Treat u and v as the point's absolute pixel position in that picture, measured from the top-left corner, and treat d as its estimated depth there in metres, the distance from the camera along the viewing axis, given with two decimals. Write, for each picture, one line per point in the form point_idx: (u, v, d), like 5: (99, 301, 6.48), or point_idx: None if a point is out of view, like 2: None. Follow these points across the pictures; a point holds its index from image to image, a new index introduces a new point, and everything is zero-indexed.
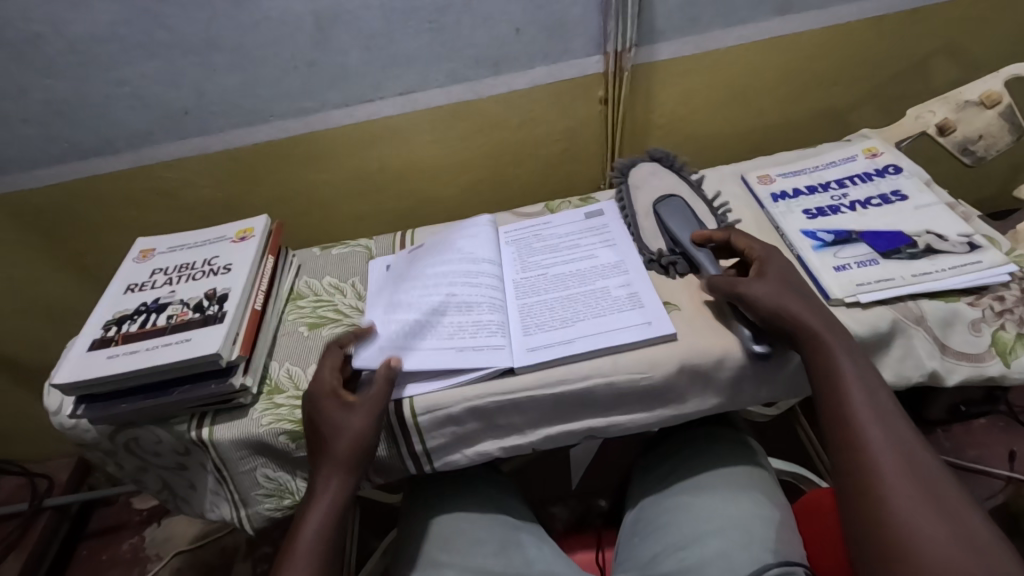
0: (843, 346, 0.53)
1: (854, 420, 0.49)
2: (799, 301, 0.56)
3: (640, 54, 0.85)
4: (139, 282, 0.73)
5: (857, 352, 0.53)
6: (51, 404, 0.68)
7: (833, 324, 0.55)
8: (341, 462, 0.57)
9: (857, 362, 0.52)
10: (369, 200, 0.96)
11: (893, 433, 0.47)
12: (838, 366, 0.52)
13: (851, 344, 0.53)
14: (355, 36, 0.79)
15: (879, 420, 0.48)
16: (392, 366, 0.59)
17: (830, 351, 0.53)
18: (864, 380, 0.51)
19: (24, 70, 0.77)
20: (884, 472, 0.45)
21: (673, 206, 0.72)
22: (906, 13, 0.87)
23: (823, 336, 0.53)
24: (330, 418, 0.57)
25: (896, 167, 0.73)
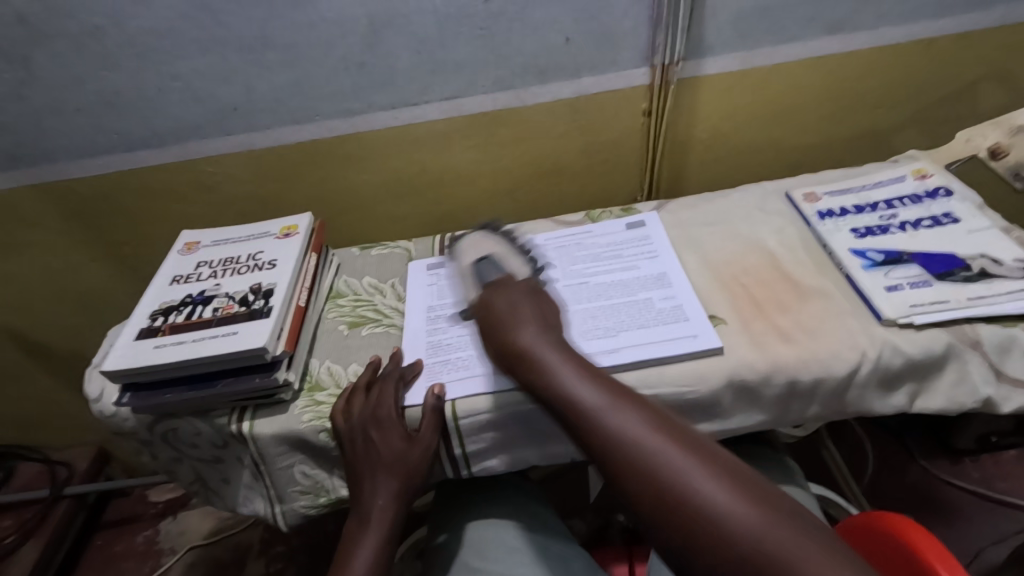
0: (573, 357, 0.52)
1: (603, 423, 0.45)
2: (524, 323, 0.56)
3: (687, 68, 0.86)
4: (184, 274, 0.74)
5: (579, 362, 0.52)
6: (91, 392, 0.68)
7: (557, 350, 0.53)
8: (393, 490, 0.59)
9: (572, 369, 0.50)
10: (406, 203, 0.97)
11: (644, 419, 0.44)
12: (569, 379, 0.49)
13: (567, 353, 0.53)
14: (406, 39, 0.80)
15: (625, 412, 0.45)
16: (439, 394, 0.61)
17: (558, 366, 0.51)
18: (608, 386, 0.48)
19: (82, 61, 0.78)
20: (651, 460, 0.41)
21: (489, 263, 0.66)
22: (955, 38, 0.87)
23: (553, 359, 0.52)
24: (389, 449, 0.59)
25: (946, 190, 0.73)
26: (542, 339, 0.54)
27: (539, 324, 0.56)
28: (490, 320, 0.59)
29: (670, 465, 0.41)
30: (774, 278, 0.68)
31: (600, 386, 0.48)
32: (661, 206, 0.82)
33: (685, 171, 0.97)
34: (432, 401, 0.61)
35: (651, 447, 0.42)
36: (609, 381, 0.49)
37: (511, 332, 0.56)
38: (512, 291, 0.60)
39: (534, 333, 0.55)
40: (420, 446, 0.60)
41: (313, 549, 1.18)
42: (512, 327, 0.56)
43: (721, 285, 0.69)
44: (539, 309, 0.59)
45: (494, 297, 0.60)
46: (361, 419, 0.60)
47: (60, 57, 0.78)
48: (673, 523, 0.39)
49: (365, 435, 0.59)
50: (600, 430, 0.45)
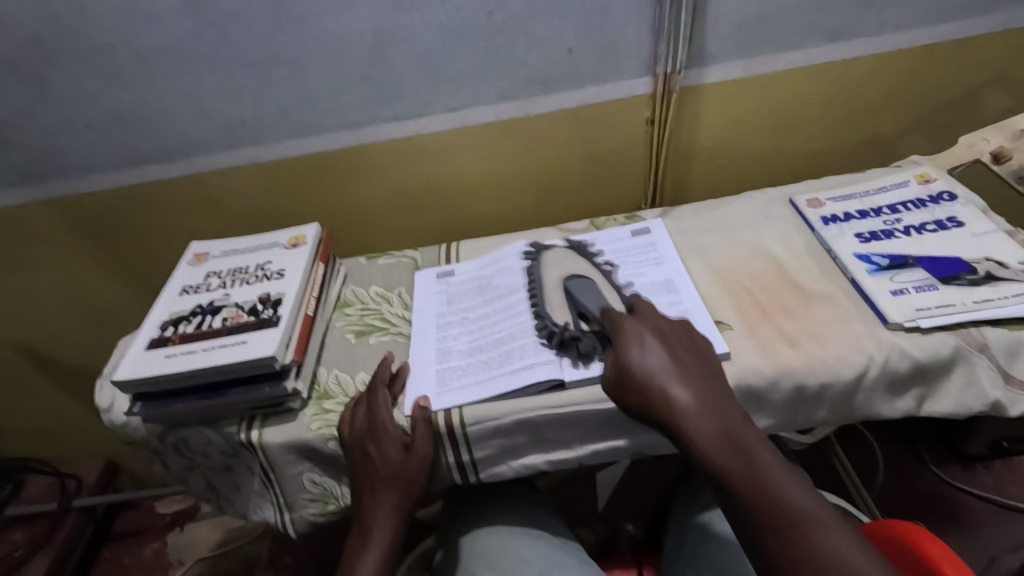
0: (718, 413, 0.49)
1: (767, 492, 0.45)
2: (673, 372, 0.52)
3: (689, 76, 0.86)
4: (193, 284, 0.75)
5: (722, 412, 0.50)
6: (101, 402, 0.69)
7: (724, 401, 0.51)
8: (393, 502, 0.60)
9: (735, 429, 0.48)
10: (413, 213, 0.98)
11: (800, 499, 0.44)
12: (715, 437, 0.48)
13: (712, 401, 0.51)
14: (412, 52, 0.81)
15: (788, 483, 0.45)
16: (425, 407, 0.62)
17: (697, 424, 0.49)
18: (754, 453, 0.47)
19: (93, 77, 0.80)
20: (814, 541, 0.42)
21: (580, 284, 0.68)
22: (956, 44, 0.87)
23: (692, 414, 0.49)
24: (388, 462, 0.59)
25: (950, 195, 0.73)
26: (689, 391, 0.51)
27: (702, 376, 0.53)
28: (622, 366, 0.54)
29: (833, 549, 0.41)
30: (779, 283, 0.68)
31: (744, 455, 0.47)
32: (665, 213, 0.83)
33: (688, 179, 0.97)
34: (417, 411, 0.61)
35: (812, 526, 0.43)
36: (752, 439, 0.48)
37: (664, 385, 0.51)
38: (656, 326, 0.57)
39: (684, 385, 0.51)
40: (418, 457, 0.60)
41: (322, 559, 1.18)
42: (664, 375, 0.52)
43: (727, 290, 0.69)
44: (696, 350, 0.56)
45: (630, 344, 0.55)
46: (358, 434, 0.60)
47: (73, 75, 0.80)
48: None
49: (363, 450, 0.60)
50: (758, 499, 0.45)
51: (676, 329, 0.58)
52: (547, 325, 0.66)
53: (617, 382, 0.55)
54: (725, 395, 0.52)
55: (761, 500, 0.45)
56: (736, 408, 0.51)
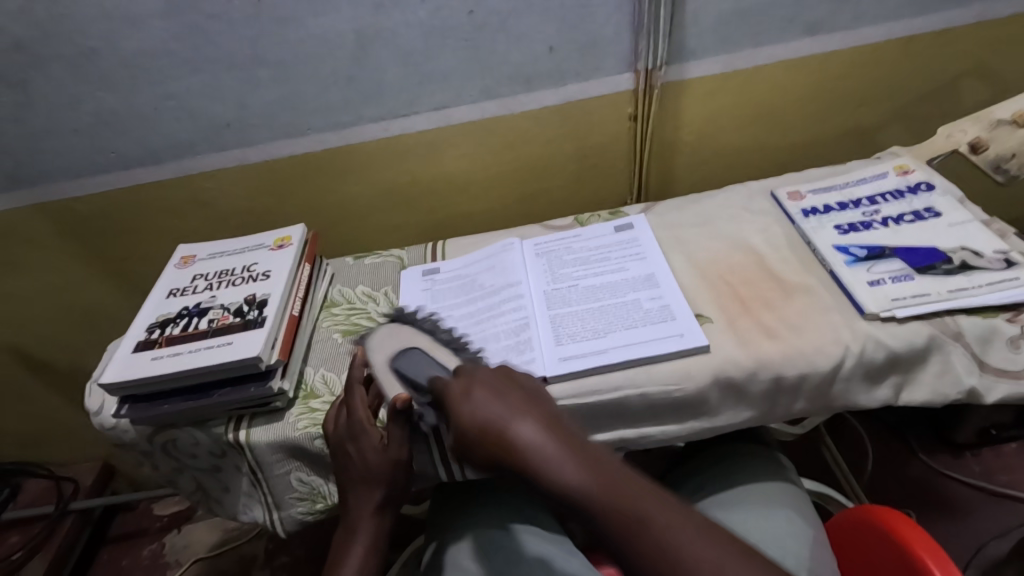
0: (578, 448, 0.41)
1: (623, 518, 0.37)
2: (523, 413, 0.43)
3: (670, 72, 0.87)
4: (180, 287, 0.76)
5: (572, 445, 0.41)
6: (91, 405, 0.69)
7: (563, 428, 0.43)
8: (374, 501, 0.60)
9: (595, 467, 0.40)
10: (400, 212, 0.98)
11: (669, 519, 0.37)
12: (576, 476, 0.39)
13: (562, 437, 0.42)
14: (393, 53, 0.82)
15: (661, 512, 0.38)
16: (405, 403, 0.55)
17: (552, 462, 0.40)
18: (619, 483, 0.39)
19: (77, 83, 0.80)
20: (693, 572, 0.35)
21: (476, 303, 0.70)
22: (935, 34, 0.88)
23: (547, 457, 0.40)
24: (367, 463, 0.59)
25: (928, 185, 0.74)
26: (542, 433, 0.42)
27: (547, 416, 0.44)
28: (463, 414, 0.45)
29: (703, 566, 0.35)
30: (759, 276, 0.69)
31: (609, 489, 0.39)
32: (648, 208, 0.83)
33: (673, 174, 0.98)
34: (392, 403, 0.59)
35: (689, 551, 0.36)
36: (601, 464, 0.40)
37: (505, 425, 0.42)
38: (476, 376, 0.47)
39: (534, 426, 0.42)
40: (395, 455, 0.60)
41: (318, 558, 1.19)
42: (509, 423, 0.42)
43: (707, 283, 0.70)
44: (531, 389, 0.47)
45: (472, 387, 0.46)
46: (337, 435, 0.61)
47: (56, 80, 0.80)
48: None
49: (343, 450, 0.60)
50: (627, 536, 0.37)
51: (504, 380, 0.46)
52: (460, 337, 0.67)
53: (468, 443, 0.44)
54: (570, 424, 0.44)
55: (633, 538, 0.37)
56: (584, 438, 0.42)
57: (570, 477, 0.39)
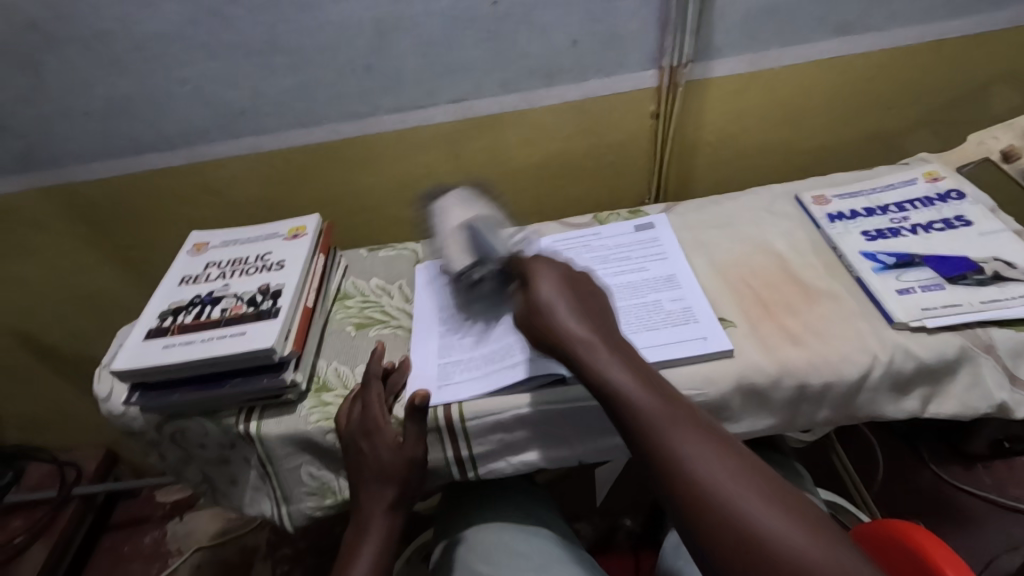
0: (634, 364, 0.47)
1: (651, 417, 0.43)
2: (571, 312, 0.52)
3: (695, 70, 0.85)
4: (192, 274, 0.75)
5: (626, 355, 0.49)
6: (100, 392, 0.68)
7: (610, 334, 0.51)
8: (385, 502, 0.59)
9: (642, 381, 0.46)
10: (414, 205, 0.97)
11: (701, 434, 0.41)
12: (630, 378, 0.46)
13: (617, 345, 0.50)
14: (415, 42, 0.80)
15: (690, 428, 0.42)
16: (423, 399, 0.59)
17: (598, 357, 0.48)
18: (657, 392, 0.45)
19: (93, 64, 0.79)
20: (700, 466, 0.39)
21: (476, 230, 0.64)
22: (967, 39, 0.86)
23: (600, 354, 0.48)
24: (381, 459, 0.58)
25: (959, 192, 0.72)
26: (586, 326, 0.51)
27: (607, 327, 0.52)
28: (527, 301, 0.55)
29: (706, 460, 0.40)
30: (783, 280, 0.68)
31: (649, 387, 0.45)
32: (669, 208, 0.82)
33: (693, 174, 0.97)
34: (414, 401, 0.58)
35: (700, 454, 0.40)
36: (647, 370, 0.48)
37: (558, 317, 0.52)
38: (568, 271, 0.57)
39: (583, 324, 0.51)
40: (409, 455, 0.59)
41: (321, 551, 1.18)
42: (563, 316, 0.52)
43: (730, 287, 0.68)
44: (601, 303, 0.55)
45: (539, 279, 0.55)
46: (350, 431, 0.60)
47: (71, 62, 0.79)
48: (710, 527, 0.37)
49: (356, 446, 0.59)
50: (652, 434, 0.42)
51: (581, 277, 0.57)
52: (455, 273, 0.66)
53: (529, 323, 0.54)
54: (624, 341, 0.51)
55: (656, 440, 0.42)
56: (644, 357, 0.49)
57: (612, 372, 0.46)
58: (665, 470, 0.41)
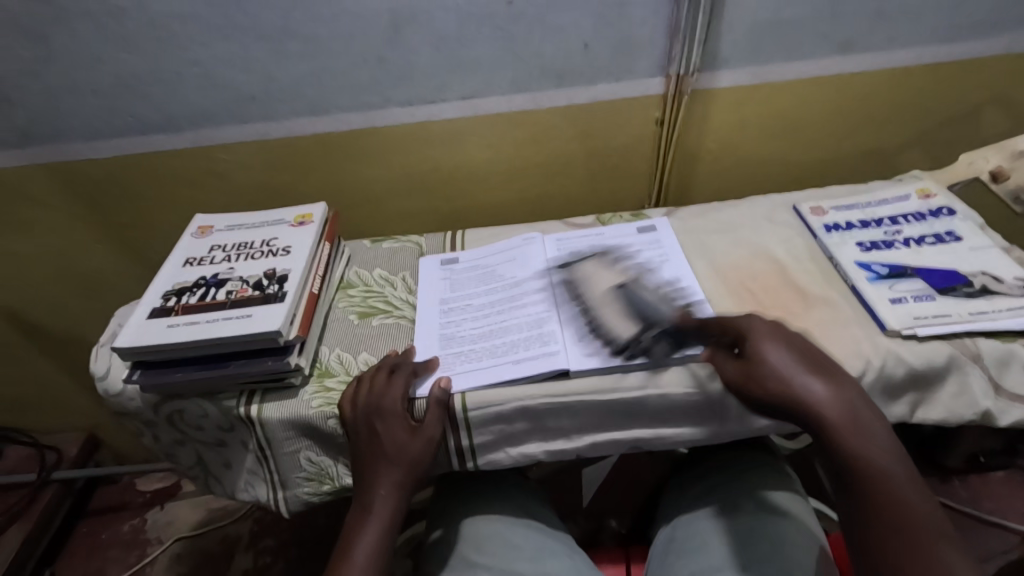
0: (866, 432, 0.51)
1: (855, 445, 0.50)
2: (785, 350, 0.56)
3: (701, 79, 0.88)
4: (197, 256, 0.74)
5: (829, 376, 0.54)
6: (97, 369, 0.68)
7: (823, 362, 0.56)
8: (393, 485, 0.59)
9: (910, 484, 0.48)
10: (418, 199, 0.98)
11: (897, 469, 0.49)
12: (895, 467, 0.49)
13: (825, 371, 0.55)
14: (427, 37, 0.81)
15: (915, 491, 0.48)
16: (445, 387, 0.62)
17: (804, 384, 0.53)
18: (866, 430, 0.51)
19: (103, 41, 0.79)
20: (893, 485, 0.48)
21: (631, 295, 0.69)
22: (961, 64, 0.89)
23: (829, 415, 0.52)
24: (394, 440, 0.59)
25: (949, 209, 0.75)
26: (791, 359, 0.55)
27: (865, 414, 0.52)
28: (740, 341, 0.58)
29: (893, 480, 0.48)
30: (781, 286, 0.69)
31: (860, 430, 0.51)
32: (671, 212, 0.83)
33: (693, 181, 0.99)
34: (438, 395, 0.61)
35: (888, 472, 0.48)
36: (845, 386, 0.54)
37: (765, 348, 0.56)
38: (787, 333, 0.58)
39: (783, 353, 0.56)
40: (421, 440, 0.60)
41: (303, 543, 1.17)
42: (783, 365, 0.55)
43: (729, 291, 0.70)
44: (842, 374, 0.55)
45: (763, 344, 0.57)
46: (365, 408, 0.60)
47: (81, 38, 0.78)
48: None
49: (369, 425, 0.60)
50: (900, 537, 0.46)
51: (803, 339, 0.58)
52: (617, 342, 0.64)
53: (732, 366, 0.57)
54: (830, 363, 0.56)
55: (902, 516, 0.46)
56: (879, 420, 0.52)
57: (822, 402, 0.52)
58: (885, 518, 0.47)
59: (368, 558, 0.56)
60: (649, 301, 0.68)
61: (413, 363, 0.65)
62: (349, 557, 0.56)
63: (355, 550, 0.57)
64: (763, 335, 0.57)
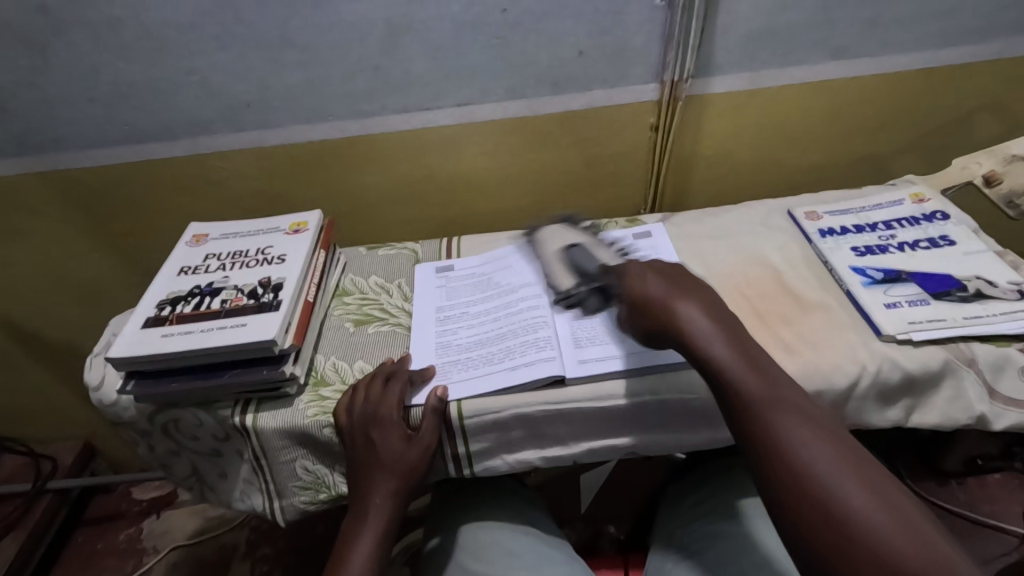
0: (768, 380, 0.48)
1: (768, 406, 0.47)
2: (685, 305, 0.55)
3: (695, 85, 0.88)
4: (192, 265, 0.74)
5: (730, 332, 0.52)
6: (92, 379, 0.68)
7: (717, 315, 0.54)
8: (388, 494, 0.59)
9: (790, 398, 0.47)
10: (414, 206, 0.98)
11: (800, 420, 0.45)
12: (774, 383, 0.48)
13: (723, 324, 0.53)
14: (423, 45, 0.81)
15: (813, 440, 0.44)
16: (442, 395, 0.61)
17: (704, 337, 0.52)
18: (760, 379, 0.48)
19: (99, 51, 0.79)
20: (793, 446, 0.44)
21: (582, 251, 0.72)
22: (954, 69, 0.90)
23: (710, 344, 0.51)
24: (389, 449, 0.59)
25: (943, 214, 0.75)
26: (694, 312, 0.54)
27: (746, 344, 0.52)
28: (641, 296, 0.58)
29: (795, 436, 0.44)
30: (776, 291, 0.70)
31: (760, 379, 0.48)
32: (666, 218, 0.84)
33: (688, 186, 0.99)
34: (434, 402, 0.61)
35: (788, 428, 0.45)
36: (743, 344, 0.52)
37: (669, 303, 0.55)
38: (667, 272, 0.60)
39: (694, 309, 0.54)
40: (416, 448, 0.60)
41: (300, 551, 1.17)
42: (680, 312, 0.54)
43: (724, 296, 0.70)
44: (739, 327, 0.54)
45: (641, 280, 0.59)
46: (360, 417, 0.60)
47: (76, 47, 0.78)
48: (843, 552, 0.39)
49: (365, 435, 0.59)
50: (782, 468, 0.43)
51: (679, 271, 0.60)
52: (558, 291, 0.70)
53: (638, 319, 0.58)
54: (727, 317, 0.54)
55: (798, 471, 0.43)
56: (754, 344, 0.52)
57: (720, 355, 0.50)
58: (785, 479, 0.43)
59: (362, 568, 0.56)
60: (595, 254, 0.71)
61: (408, 371, 0.64)
62: (344, 568, 0.56)
63: (350, 560, 0.56)
64: (654, 282, 0.58)
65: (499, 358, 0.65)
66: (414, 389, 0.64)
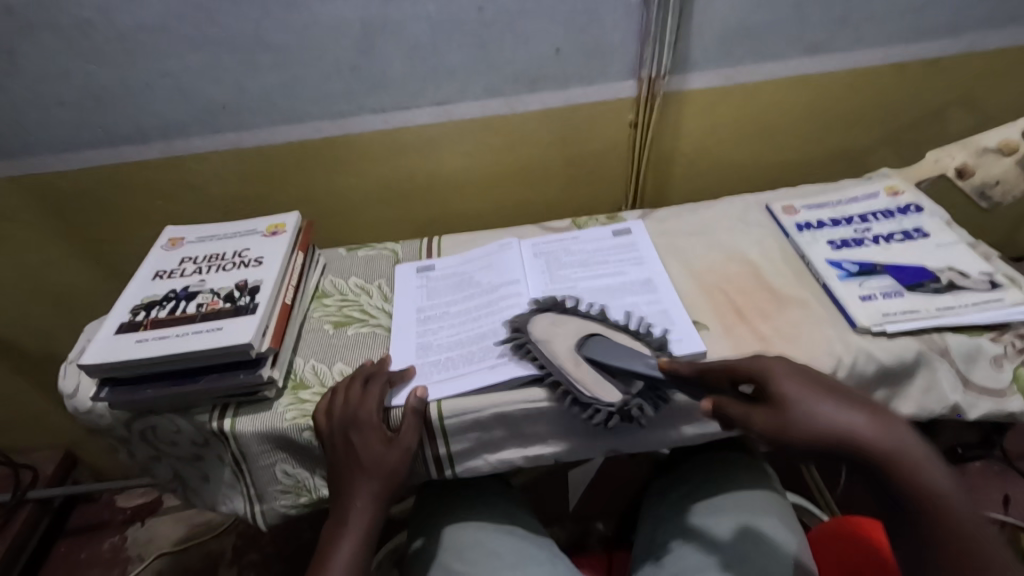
0: (895, 441, 0.45)
1: (905, 475, 0.44)
2: (795, 390, 0.48)
3: (673, 82, 0.88)
4: (167, 269, 0.73)
5: (842, 395, 0.48)
6: (66, 387, 0.66)
7: (807, 374, 0.50)
8: (369, 497, 0.58)
9: (930, 460, 0.44)
10: (395, 206, 0.97)
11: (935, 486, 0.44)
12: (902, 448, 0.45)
13: (828, 387, 0.49)
14: (399, 44, 0.81)
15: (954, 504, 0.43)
16: (422, 396, 0.61)
17: (813, 409, 0.47)
18: (891, 448, 0.45)
19: (69, 53, 0.77)
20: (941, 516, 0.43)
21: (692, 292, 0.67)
22: (927, 64, 0.91)
23: (850, 424, 0.46)
24: (369, 452, 0.58)
25: (917, 206, 0.76)
26: (800, 394, 0.48)
27: (873, 405, 0.48)
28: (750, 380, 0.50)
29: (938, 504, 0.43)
30: (754, 286, 0.70)
31: (893, 453, 0.45)
32: (646, 214, 0.84)
33: (669, 182, 0.99)
34: (414, 403, 0.60)
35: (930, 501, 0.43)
36: (848, 394, 0.49)
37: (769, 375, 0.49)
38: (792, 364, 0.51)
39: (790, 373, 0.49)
40: (395, 450, 0.59)
41: (287, 556, 1.16)
42: (809, 408, 0.47)
43: (703, 290, 0.71)
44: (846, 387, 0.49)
45: (773, 377, 0.50)
46: (339, 420, 0.59)
47: (45, 49, 0.77)
48: None
49: (344, 438, 0.59)
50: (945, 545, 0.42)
51: (808, 369, 0.51)
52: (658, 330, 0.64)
53: (751, 419, 0.48)
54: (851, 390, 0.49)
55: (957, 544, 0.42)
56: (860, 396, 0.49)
57: (830, 416, 0.46)
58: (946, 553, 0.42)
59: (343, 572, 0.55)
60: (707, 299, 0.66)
61: (389, 373, 0.64)
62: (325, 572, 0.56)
63: (330, 564, 0.56)
64: (778, 376, 0.50)
65: (479, 357, 0.65)
66: (393, 390, 0.63)
